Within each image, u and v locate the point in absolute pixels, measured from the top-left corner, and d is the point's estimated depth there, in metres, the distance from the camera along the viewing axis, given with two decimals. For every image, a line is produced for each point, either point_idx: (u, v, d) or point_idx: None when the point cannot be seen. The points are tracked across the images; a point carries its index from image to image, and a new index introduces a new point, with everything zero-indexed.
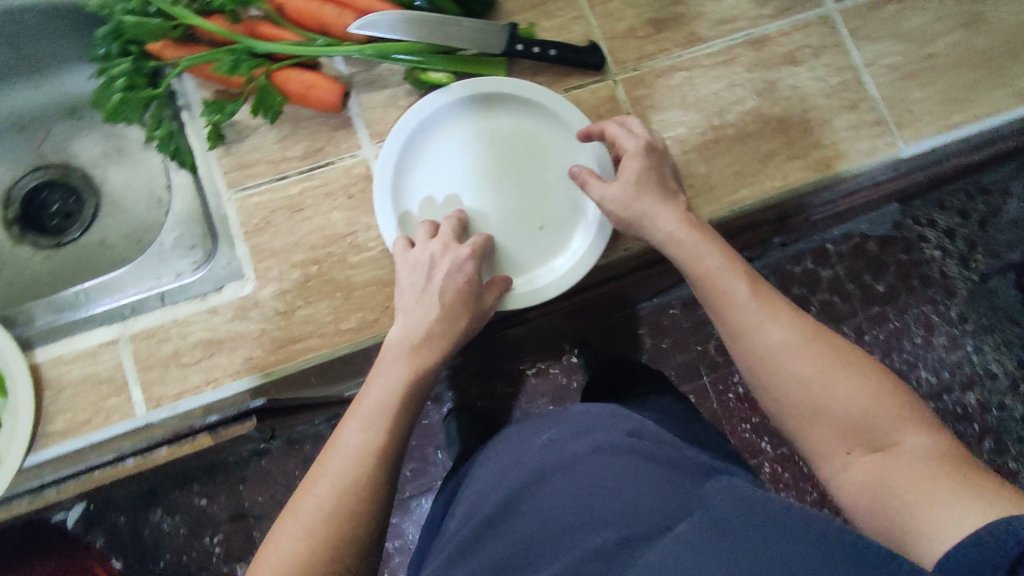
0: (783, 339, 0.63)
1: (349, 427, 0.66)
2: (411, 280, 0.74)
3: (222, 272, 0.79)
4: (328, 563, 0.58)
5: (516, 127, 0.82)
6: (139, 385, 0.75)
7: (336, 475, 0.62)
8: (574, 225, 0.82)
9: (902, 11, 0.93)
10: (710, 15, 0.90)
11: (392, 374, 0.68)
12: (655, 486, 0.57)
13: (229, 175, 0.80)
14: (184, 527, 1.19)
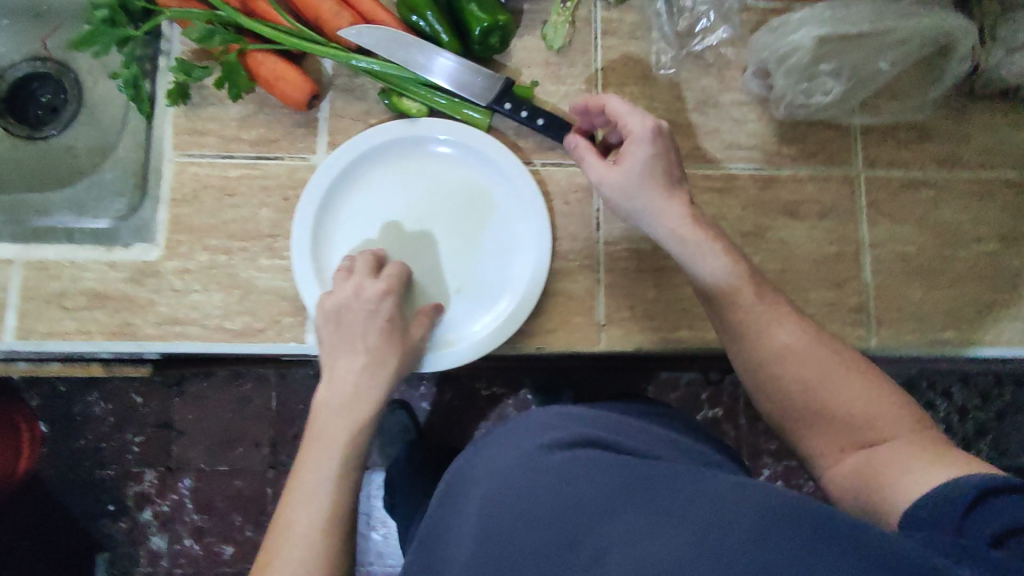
0: (790, 342, 0.58)
1: (294, 505, 0.60)
2: (331, 333, 0.70)
3: (134, 230, 0.77)
4: None
5: (463, 177, 0.78)
6: (15, 312, 0.74)
7: (290, 565, 0.57)
8: (493, 296, 0.77)
9: (937, 199, 0.83)
10: (725, 135, 0.82)
11: (332, 443, 0.64)
12: (583, 480, 0.47)
13: (176, 136, 0.78)
14: (110, 417, 1.14)
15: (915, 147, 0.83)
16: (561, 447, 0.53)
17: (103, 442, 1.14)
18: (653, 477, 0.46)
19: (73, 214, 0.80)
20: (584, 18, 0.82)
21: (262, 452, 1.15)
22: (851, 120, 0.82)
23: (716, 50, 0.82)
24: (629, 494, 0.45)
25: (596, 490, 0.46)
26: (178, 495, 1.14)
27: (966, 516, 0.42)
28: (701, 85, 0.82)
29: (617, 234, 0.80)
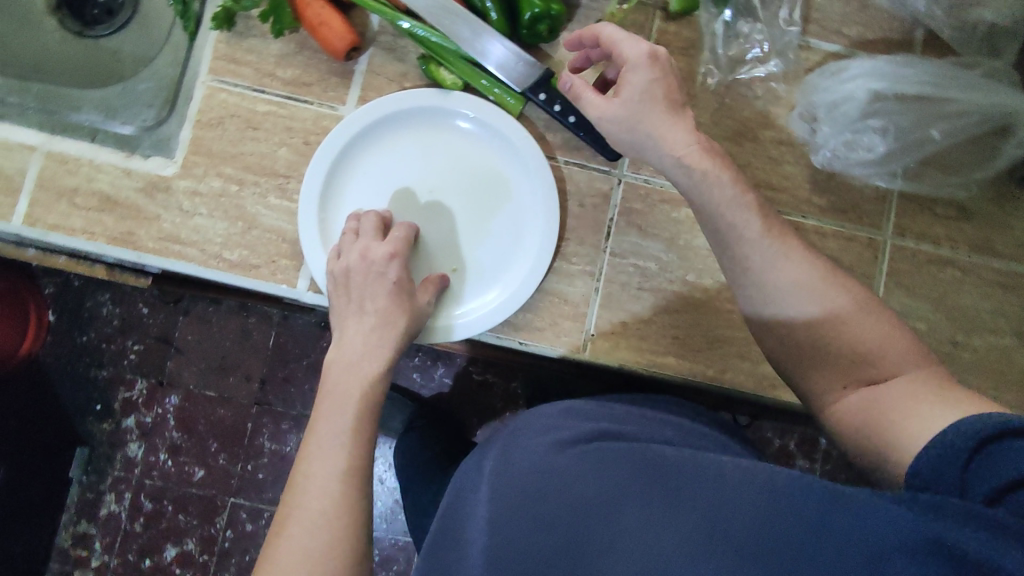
0: (801, 279, 0.57)
1: (314, 460, 0.58)
2: (338, 298, 0.70)
3: (156, 143, 0.79)
4: None
5: (480, 161, 0.78)
6: (28, 198, 0.76)
7: (314, 518, 0.54)
8: (491, 281, 0.77)
9: (962, 281, 0.80)
10: (757, 172, 0.80)
11: (340, 394, 0.62)
12: (594, 477, 0.48)
13: (214, 60, 0.78)
14: (116, 320, 1.17)
15: (951, 224, 0.80)
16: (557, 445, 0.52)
17: (104, 343, 1.17)
18: (656, 463, 0.48)
19: (101, 115, 0.81)
20: (638, 24, 0.80)
21: (251, 386, 1.17)
22: (889, 186, 0.79)
23: (765, 83, 0.79)
24: (640, 485, 0.46)
25: (609, 486, 0.47)
26: (163, 409, 1.16)
27: (967, 470, 0.41)
28: (743, 115, 0.80)
29: (625, 247, 0.79)
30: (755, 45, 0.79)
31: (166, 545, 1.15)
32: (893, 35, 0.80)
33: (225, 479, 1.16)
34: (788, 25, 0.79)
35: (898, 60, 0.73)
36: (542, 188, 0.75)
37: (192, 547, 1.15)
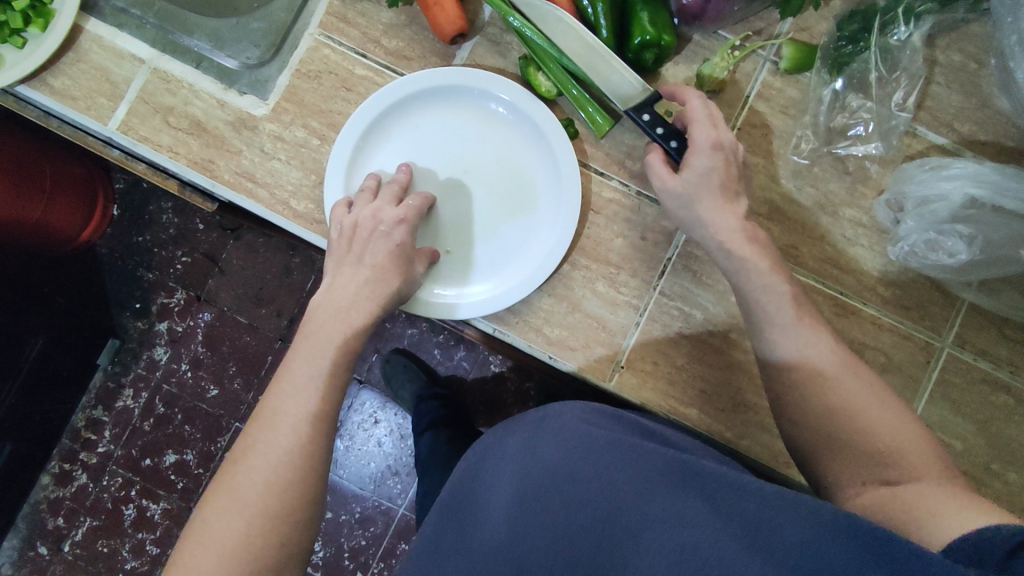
0: (828, 368, 0.59)
1: (283, 396, 0.61)
2: (339, 247, 0.70)
3: (254, 83, 0.81)
4: (264, 543, 0.54)
5: (516, 154, 0.78)
6: (127, 106, 0.80)
7: (271, 450, 0.57)
8: (490, 271, 0.78)
9: (1012, 409, 0.77)
10: (827, 247, 0.78)
11: (319, 339, 0.64)
12: (627, 467, 0.49)
13: (326, 16, 0.80)
14: (172, 229, 1.22)
15: (1016, 349, 0.77)
16: (594, 434, 0.54)
17: (156, 248, 1.22)
18: (696, 471, 0.48)
19: (210, 44, 0.84)
20: (745, 73, 0.79)
21: (281, 322, 1.22)
22: (962, 293, 0.76)
23: (860, 160, 0.77)
24: (673, 489, 0.46)
25: (639, 480, 0.48)
26: (195, 323, 1.22)
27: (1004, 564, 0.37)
28: (828, 188, 0.78)
29: (676, 290, 0.78)
30: (859, 123, 0.76)
31: (167, 450, 1.21)
32: (1006, 142, 0.77)
33: (234, 404, 1.21)
34: (899, 109, 0.76)
35: (1007, 167, 0.69)
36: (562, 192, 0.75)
37: (190, 459, 1.20)
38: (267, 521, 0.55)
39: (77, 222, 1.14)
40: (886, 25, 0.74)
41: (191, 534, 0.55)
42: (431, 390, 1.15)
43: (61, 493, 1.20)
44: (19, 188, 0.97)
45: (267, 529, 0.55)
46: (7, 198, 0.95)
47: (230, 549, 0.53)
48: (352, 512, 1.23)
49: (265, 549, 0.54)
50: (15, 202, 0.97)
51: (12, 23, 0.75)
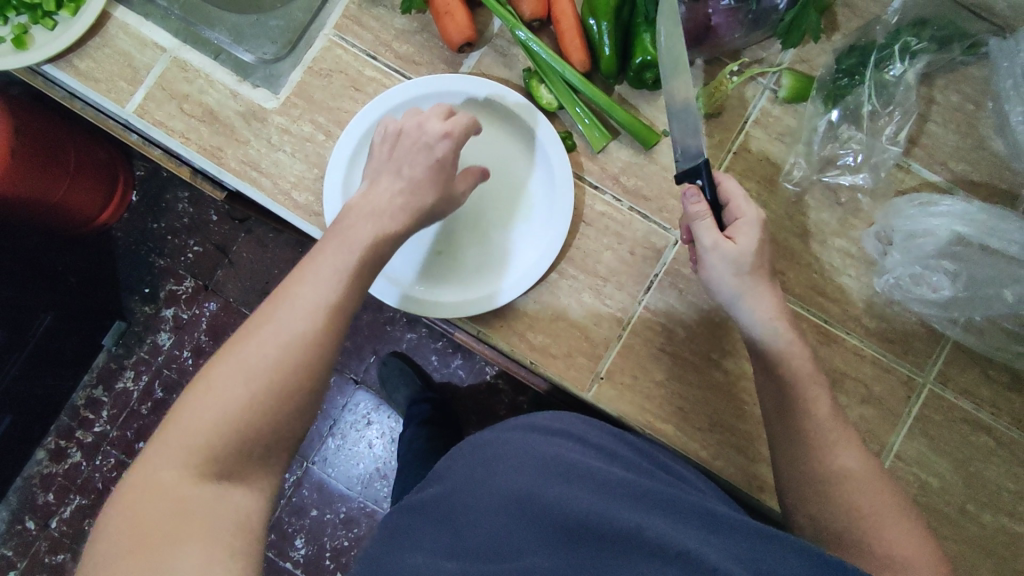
0: (852, 466, 0.60)
1: (306, 282, 0.54)
2: (382, 155, 0.67)
3: (267, 76, 0.84)
4: (260, 429, 0.49)
5: (518, 163, 0.80)
6: (145, 91, 0.83)
7: (284, 335, 0.51)
8: (473, 277, 0.79)
9: (992, 451, 0.76)
10: (814, 274, 0.78)
11: (348, 235, 0.59)
12: (621, 491, 0.55)
13: (341, 18, 0.84)
14: (185, 219, 1.25)
15: (999, 391, 0.77)
16: (588, 462, 0.60)
17: (171, 235, 1.25)
18: (684, 505, 0.54)
19: (229, 38, 0.85)
20: (744, 98, 0.80)
21: None
22: (947, 331, 0.76)
23: (849, 191, 0.78)
24: (671, 513, 0.52)
25: (638, 500, 0.54)
26: (200, 311, 1.24)
27: None
28: (818, 217, 0.79)
29: (660, 305, 0.79)
30: (848, 152, 0.78)
31: None
32: (999, 185, 0.77)
33: None
34: (890, 143, 0.77)
35: (993, 207, 0.70)
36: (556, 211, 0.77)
37: None
38: (268, 402, 0.49)
39: (97, 205, 1.17)
40: (882, 61, 0.76)
41: (183, 399, 0.49)
42: (425, 394, 1.16)
43: (54, 469, 1.22)
44: (45, 164, 1.01)
45: (268, 414, 0.49)
46: (31, 171, 0.99)
47: (228, 422, 0.48)
48: (337, 511, 1.24)
49: (262, 434, 0.49)
50: (39, 177, 1.00)
51: (45, 6, 0.80)
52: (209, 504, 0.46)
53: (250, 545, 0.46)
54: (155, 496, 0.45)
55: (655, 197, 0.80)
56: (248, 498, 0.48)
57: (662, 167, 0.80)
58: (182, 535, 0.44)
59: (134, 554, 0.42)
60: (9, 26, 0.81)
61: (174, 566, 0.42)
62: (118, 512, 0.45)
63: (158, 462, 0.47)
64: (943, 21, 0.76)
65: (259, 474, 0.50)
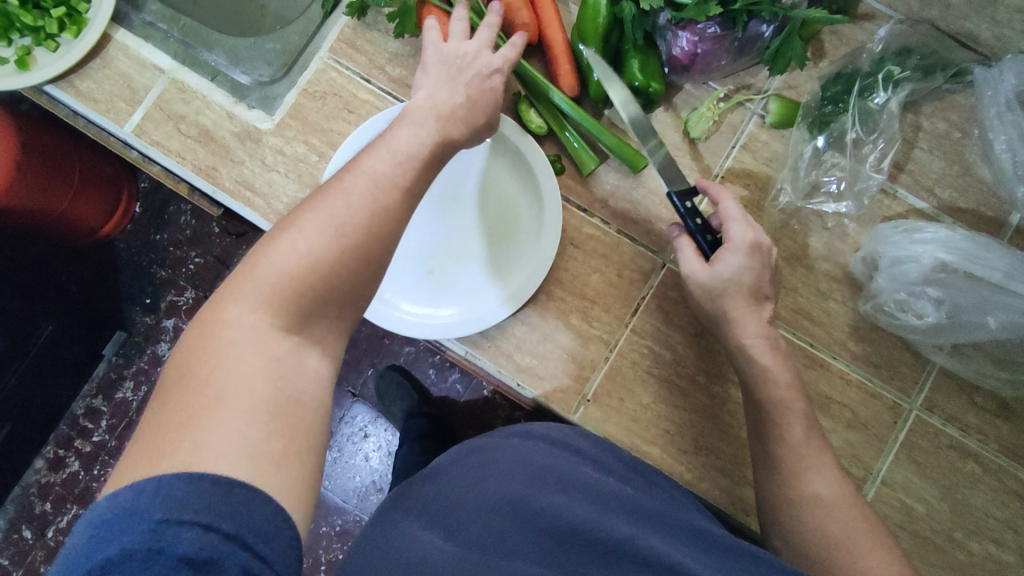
0: (824, 491, 0.64)
1: (376, 157, 0.54)
2: (439, 67, 0.67)
3: (263, 98, 0.86)
4: (326, 299, 0.48)
5: (491, 176, 0.81)
6: (143, 111, 0.85)
7: (354, 202, 0.50)
8: (460, 297, 0.79)
9: (979, 479, 0.76)
10: (800, 298, 0.79)
11: (420, 129, 0.59)
12: (617, 506, 0.58)
13: (336, 42, 0.85)
14: (188, 231, 1.27)
15: (986, 418, 0.76)
16: (585, 473, 0.62)
17: (172, 247, 1.26)
18: (678, 521, 0.59)
19: (226, 59, 0.88)
20: (732, 124, 0.81)
21: None
22: (933, 356, 0.76)
23: (834, 217, 0.79)
24: (662, 534, 0.55)
25: (633, 520, 0.56)
26: None
27: None
28: (805, 241, 0.79)
29: (647, 328, 0.80)
30: (832, 179, 0.78)
31: None
32: (986, 211, 0.78)
33: None
34: (874, 171, 0.78)
35: (977, 235, 0.71)
36: (544, 235, 0.77)
37: None
38: (350, 267, 0.49)
39: (100, 215, 1.19)
40: (866, 89, 0.77)
41: (264, 246, 0.48)
42: (422, 407, 1.16)
43: (52, 479, 1.23)
44: (48, 175, 1.01)
45: (336, 281, 0.48)
46: (35, 186, 1.00)
47: (313, 277, 0.47)
48: (332, 524, 1.24)
49: (328, 305, 0.49)
50: (43, 190, 1.02)
51: (48, 29, 0.82)
52: (289, 362, 0.46)
53: (318, 418, 0.47)
54: (236, 343, 0.44)
55: (643, 220, 0.81)
56: (323, 363, 0.49)
57: (649, 190, 0.81)
58: (260, 392, 0.44)
59: (210, 400, 0.42)
60: (12, 47, 0.83)
61: (244, 425, 0.42)
62: (191, 354, 0.44)
63: (238, 305, 0.45)
64: (927, 50, 0.77)
65: (330, 340, 0.50)
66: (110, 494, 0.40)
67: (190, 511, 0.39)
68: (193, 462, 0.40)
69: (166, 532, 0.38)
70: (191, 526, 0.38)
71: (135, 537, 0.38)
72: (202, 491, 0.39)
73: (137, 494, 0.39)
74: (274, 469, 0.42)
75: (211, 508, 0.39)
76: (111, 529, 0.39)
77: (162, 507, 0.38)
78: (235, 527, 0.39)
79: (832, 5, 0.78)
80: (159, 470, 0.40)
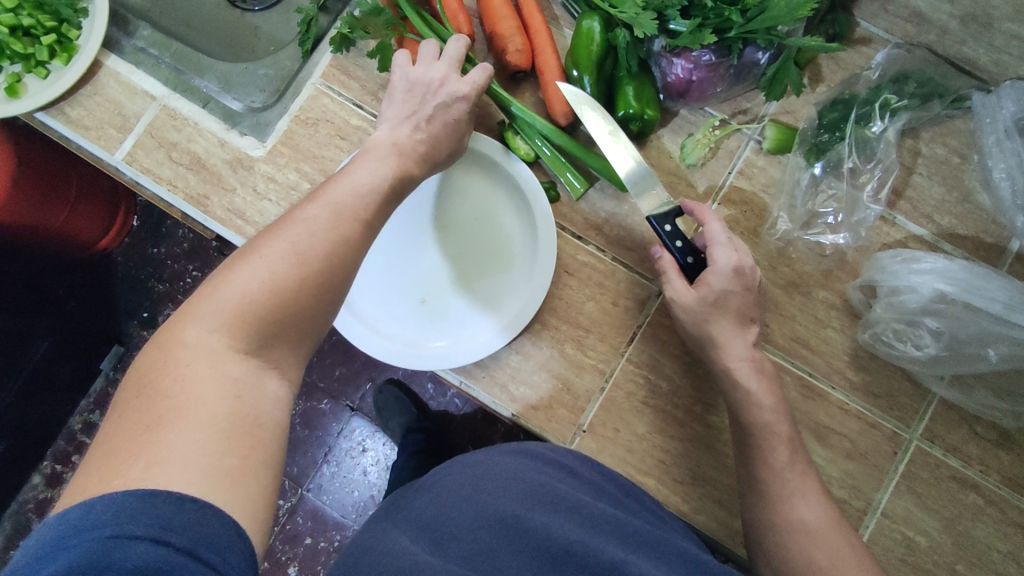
0: (811, 519, 0.63)
1: (340, 188, 0.56)
2: (404, 100, 0.69)
3: (254, 125, 0.85)
4: (284, 326, 0.48)
5: (465, 204, 0.80)
6: (134, 139, 0.84)
7: (315, 228, 0.51)
8: (452, 325, 0.78)
9: (982, 510, 0.75)
10: (798, 327, 0.78)
11: (382, 163, 0.62)
12: (609, 530, 0.57)
13: (328, 68, 0.85)
14: (185, 244, 1.25)
15: (988, 448, 0.75)
16: (577, 495, 0.61)
17: (170, 261, 1.25)
18: (662, 543, 0.58)
19: (218, 85, 0.87)
20: (728, 149, 0.80)
21: None
22: (933, 386, 0.75)
23: (833, 246, 0.78)
24: (652, 561, 0.55)
25: (625, 546, 0.55)
26: None
27: None
28: (802, 268, 0.78)
29: (642, 358, 0.79)
30: (829, 210, 0.78)
31: None
32: (986, 238, 0.77)
33: None
34: (871, 202, 0.77)
35: (975, 266, 0.70)
36: (537, 260, 0.76)
37: None
38: (313, 290, 0.49)
39: (97, 232, 1.16)
40: (862, 117, 0.77)
41: (224, 272, 0.48)
42: (420, 423, 1.15)
43: (50, 495, 1.21)
44: (46, 194, 1.01)
45: (294, 304, 0.48)
46: (31, 203, 0.98)
47: (274, 299, 0.47)
48: (331, 539, 1.23)
49: (288, 332, 0.48)
50: (38, 207, 1.00)
51: (38, 56, 0.81)
52: (247, 383, 0.45)
53: (277, 438, 0.45)
54: (194, 364, 0.44)
55: (638, 247, 0.80)
56: (283, 386, 0.48)
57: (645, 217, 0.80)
58: (218, 411, 0.43)
59: (164, 425, 0.41)
60: (2, 75, 0.83)
61: (201, 443, 0.41)
62: (149, 376, 0.43)
63: (197, 326, 0.45)
64: (925, 76, 0.76)
65: (291, 364, 0.49)
66: (61, 511, 0.38)
67: (142, 526, 0.37)
68: (147, 479, 0.39)
69: (116, 548, 0.36)
70: (142, 540, 0.37)
71: (81, 552, 0.36)
72: (156, 506, 0.38)
73: (88, 509, 0.37)
74: (231, 487, 0.41)
75: (164, 523, 0.38)
76: (59, 544, 0.37)
77: (113, 522, 0.37)
78: (188, 542, 0.38)
79: (830, 28, 0.77)
80: (112, 487, 0.38)
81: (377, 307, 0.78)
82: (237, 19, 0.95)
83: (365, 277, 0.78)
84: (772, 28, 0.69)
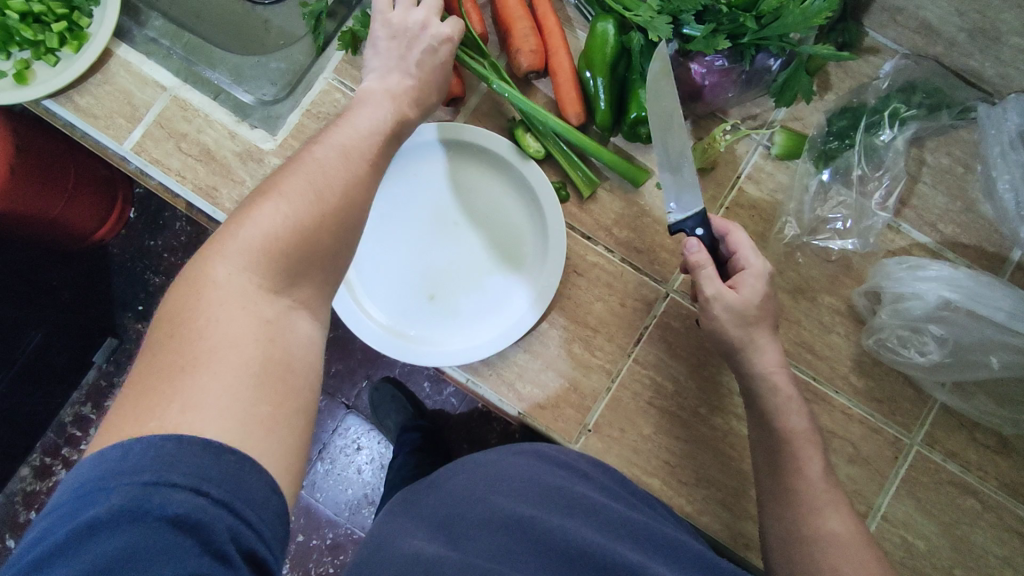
0: (799, 498, 0.64)
1: (349, 133, 0.57)
2: (389, 48, 0.67)
3: (266, 118, 0.86)
4: (307, 263, 0.48)
5: (477, 199, 0.81)
6: (142, 129, 0.84)
7: (332, 170, 0.52)
8: (463, 322, 0.79)
9: (980, 515, 0.76)
10: (803, 331, 0.79)
11: (378, 110, 0.61)
12: (622, 533, 0.56)
13: (341, 63, 0.85)
14: (184, 236, 1.24)
15: (987, 454, 0.76)
16: (590, 497, 0.61)
17: (167, 253, 1.23)
18: (675, 543, 0.58)
19: (230, 78, 0.88)
20: (737, 154, 0.81)
21: None
22: (934, 392, 0.76)
23: (839, 252, 0.79)
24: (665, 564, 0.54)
25: (638, 549, 0.55)
26: None
27: None
28: (808, 274, 0.79)
29: (649, 358, 0.79)
30: (837, 216, 0.79)
31: None
32: (988, 247, 0.78)
33: None
34: (878, 209, 0.78)
35: (980, 274, 0.71)
36: (548, 258, 0.77)
37: None
38: (331, 228, 0.49)
39: (95, 219, 1.15)
40: (871, 126, 0.78)
41: (243, 211, 0.48)
42: (416, 421, 1.14)
43: (37, 487, 1.19)
44: (44, 182, 0.99)
45: (315, 238, 0.48)
46: (28, 187, 0.97)
47: (296, 235, 0.47)
48: (324, 537, 1.22)
49: (312, 270, 0.48)
50: (34, 190, 0.98)
51: (48, 43, 0.80)
52: (279, 324, 0.45)
53: (309, 378, 0.46)
54: (226, 304, 0.43)
55: (647, 249, 0.81)
56: (312, 326, 0.48)
57: (654, 219, 0.81)
58: (252, 355, 0.43)
59: (195, 371, 0.41)
60: (11, 61, 0.82)
61: (234, 388, 0.41)
62: (182, 315, 0.43)
63: (226, 264, 0.44)
64: (931, 87, 0.78)
65: (317, 302, 0.49)
66: (95, 453, 0.38)
67: (179, 474, 0.37)
68: (182, 423, 0.39)
69: (154, 494, 0.36)
70: (179, 489, 0.37)
71: (117, 499, 0.36)
72: (192, 454, 0.38)
73: (126, 451, 0.37)
74: (265, 434, 0.41)
75: (202, 473, 0.37)
76: (97, 486, 0.36)
77: (151, 468, 0.37)
78: (223, 493, 0.38)
79: (839, 38, 0.78)
80: (146, 430, 0.38)
81: (391, 308, 0.78)
82: (248, 12, 0.94)
83: (380, 278, 0.79)
84: (785, 35, 0.69)
